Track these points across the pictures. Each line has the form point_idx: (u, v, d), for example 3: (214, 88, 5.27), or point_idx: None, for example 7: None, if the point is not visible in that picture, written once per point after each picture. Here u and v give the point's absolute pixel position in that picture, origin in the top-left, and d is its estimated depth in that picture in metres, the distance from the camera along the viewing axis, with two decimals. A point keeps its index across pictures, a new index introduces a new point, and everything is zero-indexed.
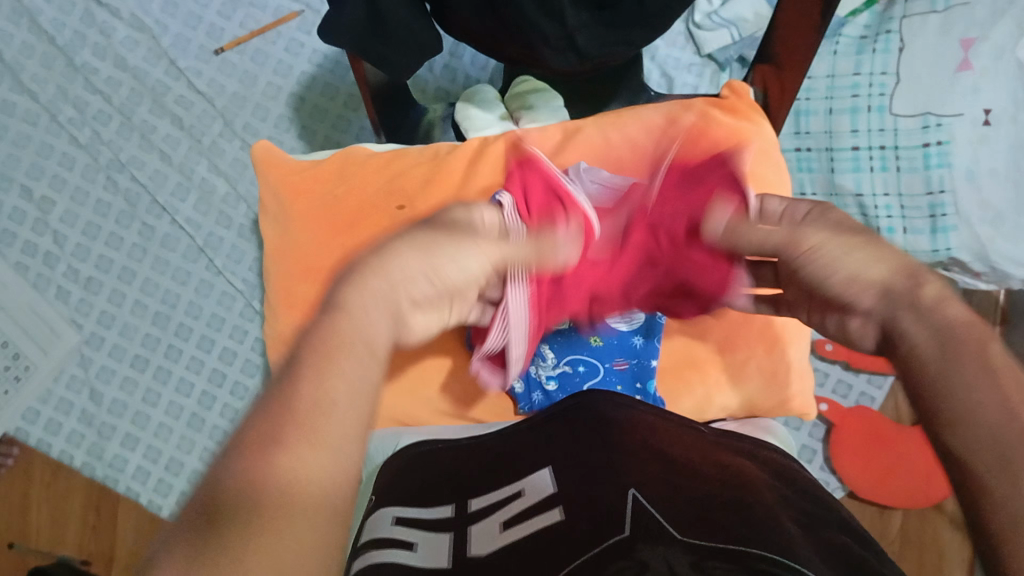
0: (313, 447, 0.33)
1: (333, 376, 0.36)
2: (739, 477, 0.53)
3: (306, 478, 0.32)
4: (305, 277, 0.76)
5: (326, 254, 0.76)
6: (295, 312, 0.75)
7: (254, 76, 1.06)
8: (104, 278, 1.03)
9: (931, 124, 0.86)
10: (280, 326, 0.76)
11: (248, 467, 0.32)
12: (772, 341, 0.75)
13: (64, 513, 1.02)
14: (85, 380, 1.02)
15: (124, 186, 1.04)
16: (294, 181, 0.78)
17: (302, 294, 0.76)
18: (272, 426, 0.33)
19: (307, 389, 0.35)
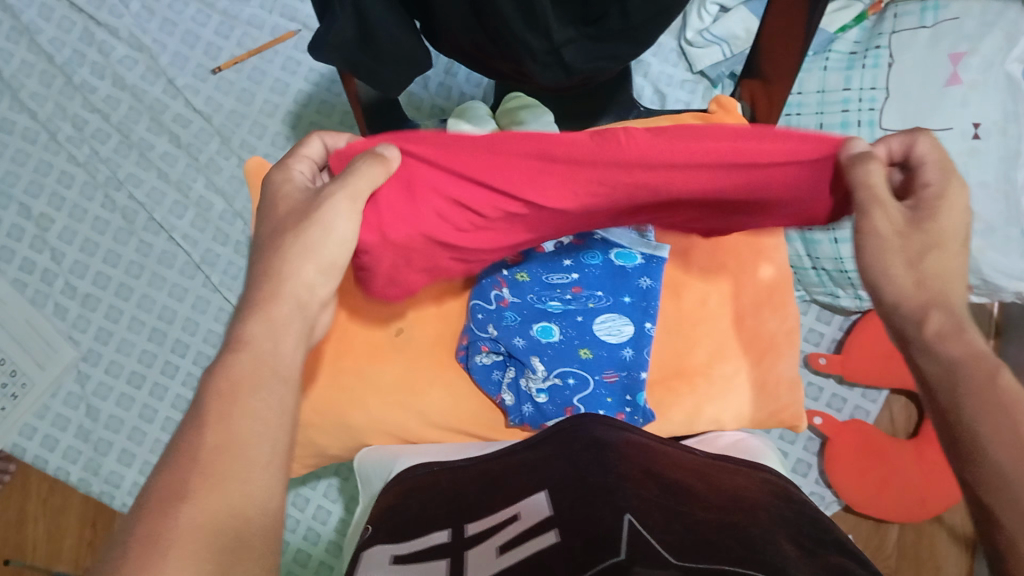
0: (209, 472, 0.40)
1: (219, 400, 0.43)
2: (733, 501, 0.53)
3: (217, 491, 0.39)
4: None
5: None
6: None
7: (252, 94, 1.07)
8: (101, 294, 1.04)
9: None
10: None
11: (170, 495, 0.39)
12: (762, 351, 0.76)
13: (60, 528, 1.03)
14: (81, 396, 1.02)
15: (121, 203, 1.05)
16: None
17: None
18: (185, 466, 0.40)
19: (210, 430, 0.42)
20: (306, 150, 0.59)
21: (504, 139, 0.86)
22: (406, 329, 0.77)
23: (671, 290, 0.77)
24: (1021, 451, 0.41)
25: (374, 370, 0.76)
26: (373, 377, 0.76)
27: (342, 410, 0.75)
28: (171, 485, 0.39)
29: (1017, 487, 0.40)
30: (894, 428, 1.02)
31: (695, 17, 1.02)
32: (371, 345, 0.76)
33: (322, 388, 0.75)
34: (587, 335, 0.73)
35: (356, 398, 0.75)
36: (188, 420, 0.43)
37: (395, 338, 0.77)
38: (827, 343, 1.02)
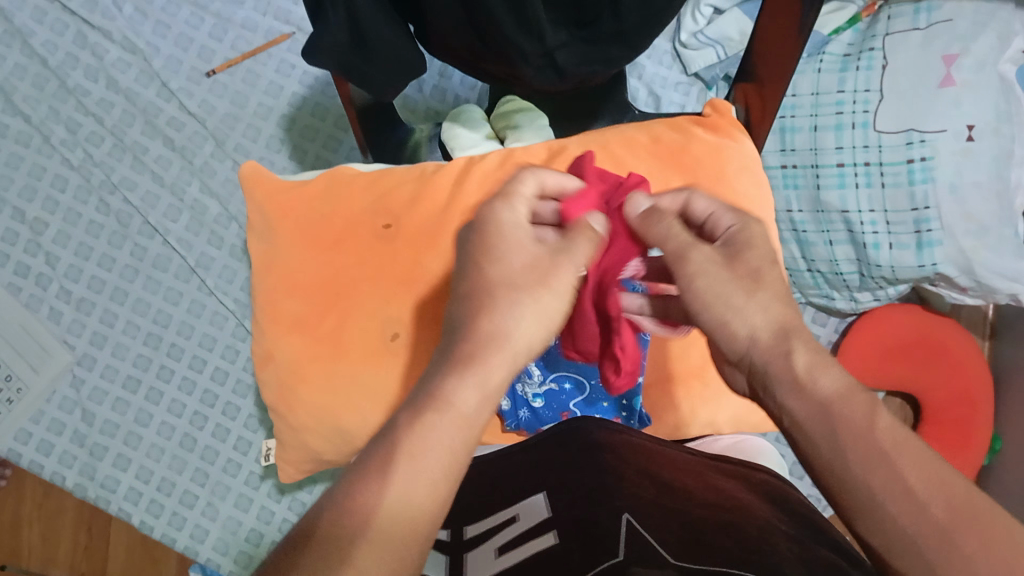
0: (382, 537, 0.39)
1: (411, 462, 0.41)
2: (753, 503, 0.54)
3: (384, 554, 0.38)
4: (292, 294, 0.75)
5: (317, 273, 0.75)
6: (280, 331, 0.75)
7: (246, 97, 1.07)
8: (96, 298, 1.03)
9: (915, 140, 0.86)
10: (266, 345, 0.75)
11: (333, 549, 0.38)
12: None
13: (55, 532, 1.03)
14: (76, 401, 1.02)
15: (116, 207, 1.05)
16: (281, 201, 0.78)
17: (289, 312, 0.75)
18: (354, 512, 0.39)
19: (391, 491, 0.40)
20: (525, 189, 0.52)
21: (499, 142, 0.86)
22: (401, 334, 0.72)
23: None
24: (915, 502, 0.39)
25: (372, 377, 0.72)
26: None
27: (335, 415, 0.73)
28: (340, 538, 0.38)
29: (928, 547, 0.38)
30: None
31: (690, 18, 1.03)
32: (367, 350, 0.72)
33: (317, 393, 0.73)
34: None
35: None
36: (369, 461, 0.41)
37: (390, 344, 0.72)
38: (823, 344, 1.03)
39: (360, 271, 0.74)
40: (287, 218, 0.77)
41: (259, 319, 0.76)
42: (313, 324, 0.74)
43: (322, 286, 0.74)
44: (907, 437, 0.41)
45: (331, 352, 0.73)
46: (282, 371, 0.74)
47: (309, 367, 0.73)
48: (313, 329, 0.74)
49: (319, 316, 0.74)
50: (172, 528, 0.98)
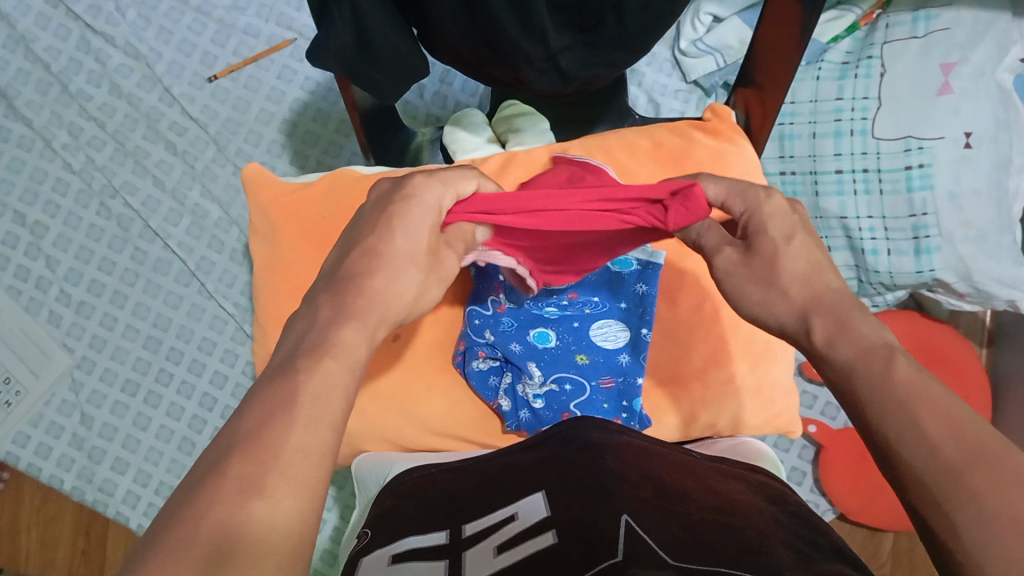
0: (294, 471, 0.39)
1: (312, 403, 0.41)
2: (696, 492, 0.54)
3: (292, 484, 0.38)
4: (294, 294, 0.75)
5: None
6: (281, 333, 0.74)
7: (248, 103, 1.08)
8: (96, 302, 1.04)
9: (913, 147, 0.86)
10: (267, 346, 0.75)
11: (248, 483, 0.37)
12: (758, 356, 0.76)
13: (53, 537, 1.04)
14: (75, 404, 1.02)
15: (116, 211, 1.05)
16: (284, 203, 0.76)
17: (291, 313, 0.74)
18: (258, 448, 0.39)
19: (288, 432, 0.40)
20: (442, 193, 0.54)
21: (501, 147, 0.86)
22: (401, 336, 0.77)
23: (668, 297, 0.78)
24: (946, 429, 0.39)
25: None
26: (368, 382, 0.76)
27: None
28: (246, 474, 0.37)
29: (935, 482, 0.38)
30: None
31: (689, 26, 1.03)
32: None
33: None
34: (583, 341, 0.73)
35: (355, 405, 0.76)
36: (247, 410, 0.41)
37: (391, 345, 0.77)
38: None
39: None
40: (293, 220, 0.76)
41: (260, 319, 0.76)
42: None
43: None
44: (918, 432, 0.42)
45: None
46: None
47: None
48: None
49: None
50: None
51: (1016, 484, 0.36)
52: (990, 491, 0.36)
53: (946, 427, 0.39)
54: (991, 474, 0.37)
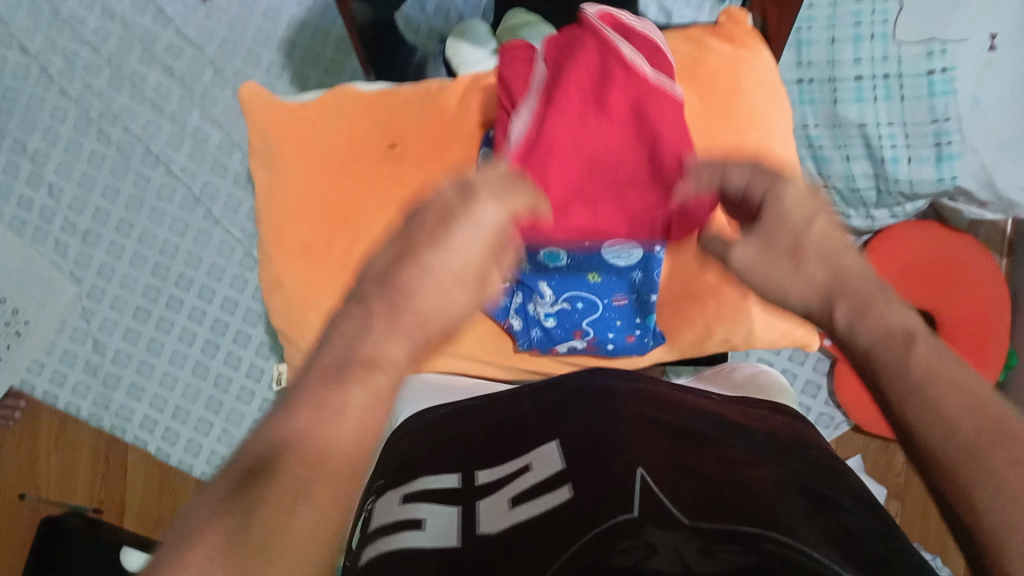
0: (338, 482, 0.38)
1: (360, 418, 0.40)
2: (714, 433, 0.54)
3: (338, 480, 0.38)
4: (300, 218, 0.73)
5: (327, 195, 0.72)
6: (286, 259, 0.73)
7: (244, 22, 1.02)
8: (101, 230, 1.03)
9: (936, 50, 0.82)
10: (273, 272, 0.73)
11: (295, 492, 0.36)
12: None
13: (73, 463, 1.06)
14: (87, 332, 1.02)
15: (116, 137, 1.03)
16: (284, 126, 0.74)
17: (295, 237, 0.73)
18: (303, 447, 0.38)
19: (338, 444, 0.38)
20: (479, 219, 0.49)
21: None
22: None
23: None
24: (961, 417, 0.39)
25: None
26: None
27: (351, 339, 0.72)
28: (292, 487, 0.36)
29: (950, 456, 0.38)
30: None
31: None
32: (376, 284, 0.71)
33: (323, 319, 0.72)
34: (594, 261, 0.69)
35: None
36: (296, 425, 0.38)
37: None
38: None
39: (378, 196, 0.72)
40: (292, 142, 0.74)
41: (264, 243, 0.74)
42: (320, 250, 0.72)
43: (327, 208, 0.72)
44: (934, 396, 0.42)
45: (338, 276, 0.72)
46: (290, 297, 0.73)
47: (317, 294, 0.72)
48: (320, 255, 0.72)
49: (326, 241, 0.72)
50: (189, 455, 1.01)
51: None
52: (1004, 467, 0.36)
53: (970, 407, 0.39)
54: (1013, 453, 0.36)
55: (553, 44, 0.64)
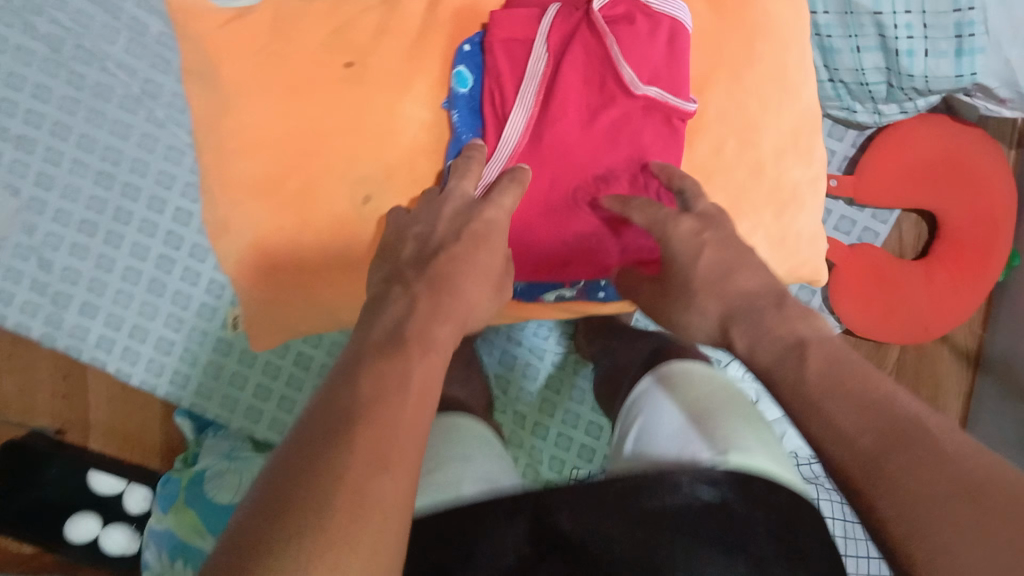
0: (390, 493, 0.38)
1: (413, 406, 0.42)
2: (656, 474, 0.52)
3: (378, 478, 0.38)
4: (244, 152, 0.61)
5: (280, 126, 0.61)
6: (235, 199, 0.62)
7: None
8: (36, 135, 0.90)
9: None
10: (218, 214, 0.63)
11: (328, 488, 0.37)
12: (784, 204, 0.64)
13: (31, 382, 1.01)
14: (31, 248, 0.93)
15: (43, 30, 0.88)
16: (220, 40, 0.61)
17: (242, 172, 0.62)
18: (335, 436, 0.39)
19: (371, 408, 0.40)
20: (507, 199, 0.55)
21: None
22: (376, 198, 0.62)
23: None
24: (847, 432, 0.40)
25: (346, 247, 0.62)
26: (339, 251, 0.62)
27: (311, 287, 0.63)
28: (317, 494, 0.37)
29: (853, 470, 0.39)
30: (902, 247, 0.97)
31: None
32: (342, 227, 0.62)
33: (284, 267, 0.63)
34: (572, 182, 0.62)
35: (323, 278, 0.63)
36: (330, 421, 0.40)
37: (362, 208, 0.62)
38: (838, 161, 0.93)
39: (341, 124, 0.61)
40: (241, 59, 0.60)
41: (207, 176, 0.63)
42: (272, 189, 0.61)
43: (282, 138, 0.61)
44: (834, 381, 0.43)
45: (296, 220, 0.62)
46: (241, 241, 0.63)
47: (270, 238, 0.62)
48: (274, 194, 0.61)
49: (278, 178, 0.61)
50: (151, 375, 0.97)
51: (934, 466, 0.37)
52: (908, 472, 0.37)
53: (865, 420, 0.40)
54: (912, 458, 0.38)
55: (564, 24, 0.59)
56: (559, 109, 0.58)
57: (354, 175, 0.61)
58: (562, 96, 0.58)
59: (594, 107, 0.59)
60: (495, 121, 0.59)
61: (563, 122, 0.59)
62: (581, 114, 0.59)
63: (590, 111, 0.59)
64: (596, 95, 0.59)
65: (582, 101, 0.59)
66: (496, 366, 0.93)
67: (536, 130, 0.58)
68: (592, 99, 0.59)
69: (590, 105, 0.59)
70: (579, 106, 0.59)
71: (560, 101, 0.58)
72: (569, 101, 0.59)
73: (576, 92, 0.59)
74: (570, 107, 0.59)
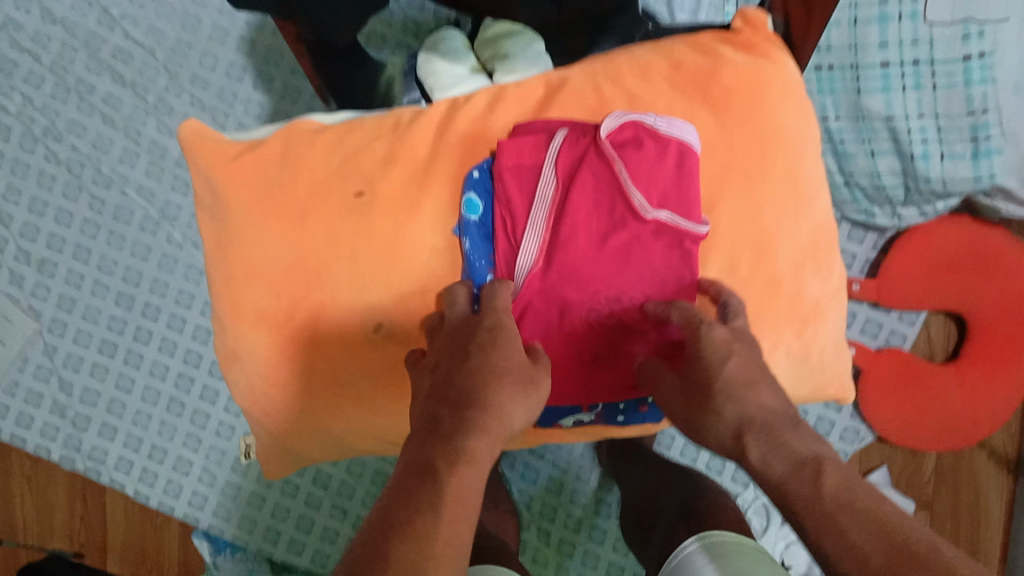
0: None
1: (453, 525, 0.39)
2: None
3: None
4: (253, 280, 0.61)
5: (282, 254, 0.61)
6: (243, 328, 0.62)
7: (197, 18, 0.93)
8: (58, 258, 0.94)
9: (973, 32, 0.72)
10: (228, 343, 0.63)
11: None
12: (805, 320, 0.61)
13: (49, 504, 1.00)
14: (52, 369, 0.95)
15: (65, 156, 0.93)
16: (231, 169, 0.62)
17: (250, 302, 0.62)
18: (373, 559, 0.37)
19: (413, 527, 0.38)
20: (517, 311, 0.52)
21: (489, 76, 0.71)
22: (388, 325, 0.61)
23: None
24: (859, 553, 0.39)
25: (357, 376, 0.62)
26: (351, 377, 0.62)
27: (325, 415, 0.63)
28: None
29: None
30: (933, 348, 0.95)
31: None
32: (353, 354, 0.61)
33: (294, 396, 0.63)
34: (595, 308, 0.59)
35: (335, 406, 0.63)
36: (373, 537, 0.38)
37: (374, 337, 0.61)
38: (860, 265, 0.92)
39: (350, 256, 0.60)
40: (249, 191, 0.61)
41: (217, 305, 0.63)
42: (280, 317, 0.61)
43: (289, 270, 0.60)
44: (848, 493, 0.42)
45: (305, 350, 0.62)
46: (251, 370, 0.63)
47: (276, 368, 0.62)
48: (280, 324, 0.61)
49: (288, 310, 0.61)
50: (168, 497, 0.94)
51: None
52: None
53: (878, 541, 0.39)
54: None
55: (571, 150, 0.57)
56: (569, 238, 0.56)
57: (363, 304, 0.60)
58: (571, 224, 0.56)
59: (607, 232, 0.57)
60: (508, 252, 0.58)
61: (576, 250, 0.56)
62: (592, 241, 0.57)
63: (601, 237, 0.57)
64: (608, 221, 0.57)
65: (593, 226, 0.57)
66: (522, 483, 0.90)
67: (547, 260, 0.57)
68: (604, 223, 0.57)
69: (603, 230, 0.57)
70: (590, 231, 0.57)
71: (569, 229, 0.56)
72: (579, 229, 0.56)
73: (586, 218, 0.57)
74: (580, 234, 0.56)
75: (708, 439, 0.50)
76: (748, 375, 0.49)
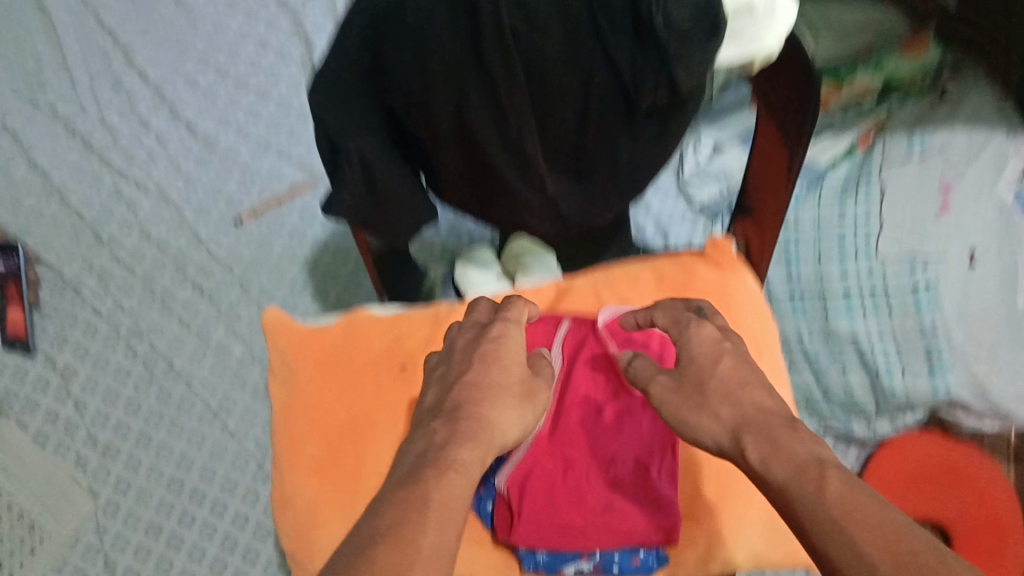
0: None
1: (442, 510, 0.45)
2: None
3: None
4: (309, 436, 0.73)
5: (339, 413, 0.73)
6: (297, 478, 0.71)
7: (271, 244, 1.13)
8: (121, 445, 1.04)
9: (919, 266, 0.87)
10: (281, 490, 0.71)
11: None
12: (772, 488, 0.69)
13: None
14: (100, 549, 0.99)
15: (142, 354, 1.07)
16: (302, 346, 0.76)
17: (307, 454, 0.72)
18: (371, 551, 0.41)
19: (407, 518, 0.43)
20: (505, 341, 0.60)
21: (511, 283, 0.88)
22: None
23: None
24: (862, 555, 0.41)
25: None
26: None
27: None
28: None
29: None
30: None
31: (692, 154, 1.09)
32: None
33: (334, 536, 0.69)
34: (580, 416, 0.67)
35: None
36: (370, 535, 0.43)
37: None
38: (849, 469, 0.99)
39: (395, 420, 0.71)
40: (317, 366, 0.75)
41: (277, 464, 0.73)
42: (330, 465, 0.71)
43: (341, 424, 0.72)
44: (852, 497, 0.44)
45: (347, 496, 0.69)
46: (298, 514, 0.70)
47: (321, 510, 0.69)
48: (329, 472, 0.71)
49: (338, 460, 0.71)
50: None
51: None
52: None
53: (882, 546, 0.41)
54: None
55: (575, 339, 0.72)
56: (572, 406, 0.69)
57: None
58: (575, 394, 0.69)
59: (604, 406, 0.69)
60: None
61: (578, 417, 0.68)
62: (591, 411, 0.69)
63: (599, 409, 0.69)
64: (603, 396, 0.70)
65: (591, 400, 0.69)
66: None
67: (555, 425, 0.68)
68: (601, 399, 0.69)
69: (600, 404, 0.69)
70: (590, 403, 0.69)
71: (573, 399, 0.69)
72: (581, 400, 0.69)
73: (586, 392, 0.70)
74: (581, 404, 0.69)
75: (699, 436, 0.55)
76: (738, 375, 0.57)
